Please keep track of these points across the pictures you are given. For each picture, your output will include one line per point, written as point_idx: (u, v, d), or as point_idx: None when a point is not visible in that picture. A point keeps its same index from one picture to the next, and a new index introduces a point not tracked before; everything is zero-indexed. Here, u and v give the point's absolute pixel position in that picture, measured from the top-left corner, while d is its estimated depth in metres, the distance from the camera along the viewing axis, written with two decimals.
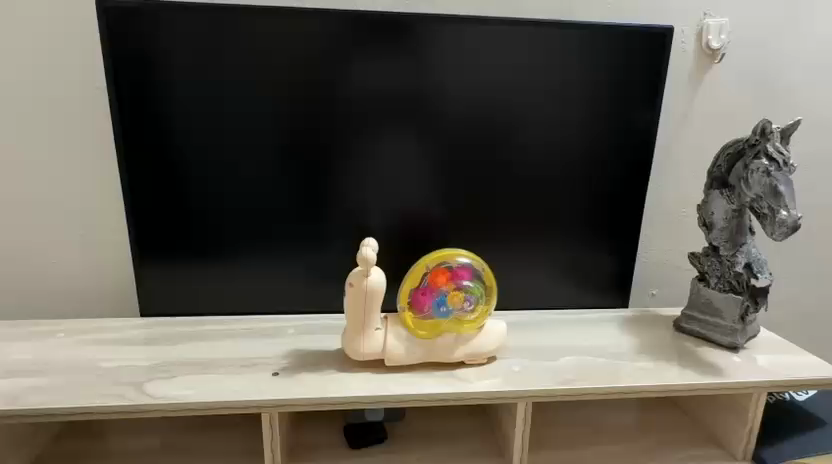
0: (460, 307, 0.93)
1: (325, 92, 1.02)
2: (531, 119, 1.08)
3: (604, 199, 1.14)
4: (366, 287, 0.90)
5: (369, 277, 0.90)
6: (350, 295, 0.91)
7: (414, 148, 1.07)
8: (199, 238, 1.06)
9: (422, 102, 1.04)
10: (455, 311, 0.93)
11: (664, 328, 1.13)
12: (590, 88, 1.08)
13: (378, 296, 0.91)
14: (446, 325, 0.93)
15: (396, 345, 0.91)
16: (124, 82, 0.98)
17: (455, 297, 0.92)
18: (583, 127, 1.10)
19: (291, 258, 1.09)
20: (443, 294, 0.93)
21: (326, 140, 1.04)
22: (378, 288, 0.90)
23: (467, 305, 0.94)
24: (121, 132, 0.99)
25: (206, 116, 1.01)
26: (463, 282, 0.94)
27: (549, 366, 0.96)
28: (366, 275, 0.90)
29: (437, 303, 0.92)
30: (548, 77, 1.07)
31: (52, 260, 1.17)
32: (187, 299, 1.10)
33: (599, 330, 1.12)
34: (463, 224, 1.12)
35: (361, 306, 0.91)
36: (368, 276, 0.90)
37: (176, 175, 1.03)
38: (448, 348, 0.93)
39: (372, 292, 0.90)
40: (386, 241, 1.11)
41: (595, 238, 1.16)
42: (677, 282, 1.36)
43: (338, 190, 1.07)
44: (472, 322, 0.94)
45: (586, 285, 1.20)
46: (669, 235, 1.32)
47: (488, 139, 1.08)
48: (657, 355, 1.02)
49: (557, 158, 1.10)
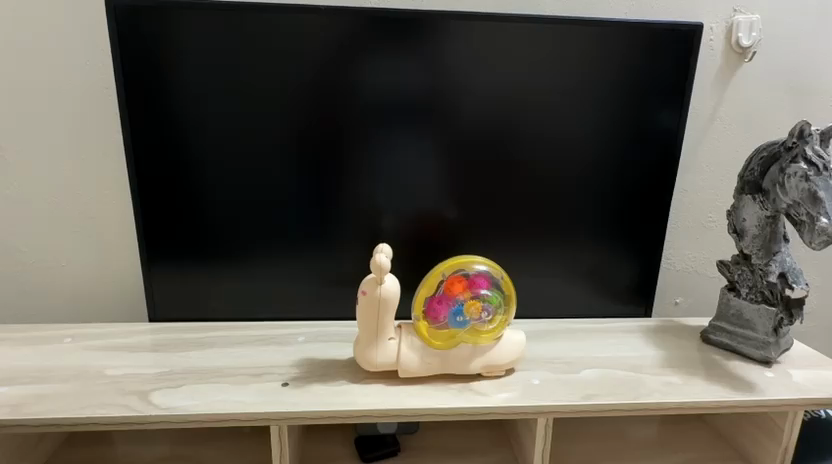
0: (477, 317, 0.89)
1: (337, 92, 0.99)
2: (550, 120, 1.04)
3: (626, 203, 1.09)
4: (379, 295, 0.86)
5: (382, 284, 0.86)
6: (362, 304, 0.87)
7: (429, 151, 1.03)
8: (207, 242, 1.04)
9: (437, 103, 1.01)
10: (472, 322, 0.89)
11: (690, 340, 1.07)
12: (612, 89, 1.04)
13: (391, 304, 0.87)
14: (463, 336, 0.90)
15: (410, 356, 0.88)
16: (132, 82, 0.95)
17: (472, 307, 0.88)
18: (606, 128, 1.05)
19: (302, 264, 1.06)
20: (460, 303, 0.89)
21: (337, 142, 1.01)
22: (392, 296, 0.87)
23: (485, 315, 0.89)
24: (128, 133, 0.97)
25: (216, 117, 0.98)
26: (481, 291, 0.90)
27: (569, 380, 0.91)
28: (379, 283, 0.86)
29: (453, 313, 0.89)
30: (569, 76, 1.02)
31: (61, 263, 1.16)
32: (196, 305, 1.07)
33: (621, 341, 1.07)
34: (479, 229, 1.08)
35: (374, 315, 0.87)
36: (382, 283, 0.86)
37: (184, 178, 1.00)
38: (464, 360, 0.89)
39: (385, 301, 0.86)
40: (399, 247, 1.07)
41: (617, 244, 1.12)
42: (702, 291, 1.30)
43: (350, 194, 1.04)
44: (490, 332, 0.90)
45: (608, 293, 1.15)
46: (694, 242, 1.27)
47: (505, 141, 1.04)
48: (683, 369, 0.97)
49: (577, 160, 1.06)
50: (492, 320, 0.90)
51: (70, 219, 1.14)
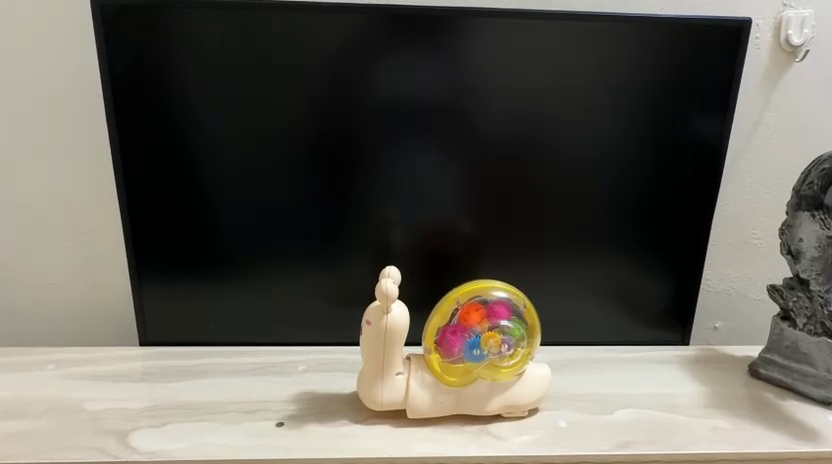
0: (496, 351, 0.79)
1: (342, 100, 0.90)
2: (579, 128, 0.93)
3: (664, 219, 0.98)
4: (386, 326, 0.77)
5: (389, 314, 0.77)
6: (367, 335, 0.78)
7: (446, 162, 0.94)
8: (202, 260, 0.96)
9: (455, 111, 0.92)
10: (490, 356, 0.79)
11: (736, 373, 0.96)
12: (649, 92, 0.93)
13: (400, 336, 0.77)
14: (480, 371, 0.79)
15: (420, 394, 0.78)
16: (121, 89, 0.88)
17: (491, 340, 0.78)
18: (641, 136, 0.94)
19: (303, 285, 0.97)
20: (477, 335, 0.79)
21: (343, 153, 0.92)
22: (400, 328, 0.77)
23: (505, 349, 0.79)
24: (118, 144, 0.90)
25: (211, 126, 0.90)
26: (501, 321, 0.79)
27: (600, 422, 0.81)
28: (386, 313, 0.77)
29: (469, 346, 0.78)
30: (600, 80, 0.92)
31: (51, 280, 1.10)
32: (188, 327, 0.99)
33: (658, 373, 0.96)
34: (499, 247, 0.97)
35: (380, 347, 0.77)
36: (389, 312, 0.77)
37: (177, 191, 0.92)
38: (481, 399, 0.79)
39: (392, 332, 0.77)
40: (409, 266, 0.98)
41: (653, 264, 1.00)
42: (745, 315, 1.18)
43: (356, 208, 0.95)
44: (510, 367, 0.80)
45: (641, 318, 1.03)
46: (736, 261, 1.15)
47: (528, 151, 0.94)
48: (729, 410, 0.86)
49: (608, 172, 0.95)
50: (513, 355, 0.80)
51: (62, 234, 1.08)
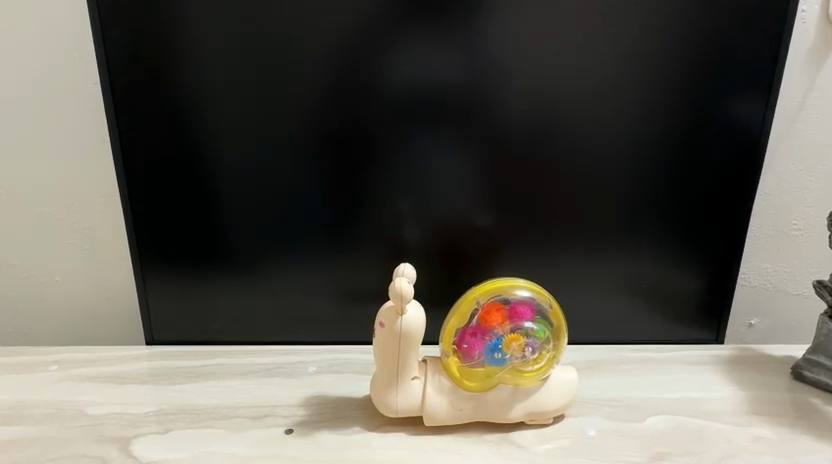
0: (520, 355, 0.73)
1: (352, 86, 0.84)
2: (608, 114, 0.86)
3: (700, 210, 0.91)
4: (400, 329, 0.72)
5: (403, 316, 0.71)
6: (379, 338, 0.73)
7: (465, 151, 0.87)
8: (206, 257, 0.91)
9: (475, 96, 0.85)
10: (512, 360, 0.73)
11: (776, 377, 0.89)
12: (686, 73, 0.85)
13: (415, 339, 0.72)
14: (503, 376, 0.74)
15: (437, 401, 0.73)
16: (118, 78, 0.83)
17: (514, 343, 0.73)
18: (676, 120, 0.87)
19: (312, 282, 0.93)
20: (498, 338, 0.73)
21: (353, 143, 0.87)
22: (416, 330, 0.72)
23: (529, 352, 0.74)
24: (117, 137, 0.85)
25: (214, 116, 0.85)
26: (524, 322, 0.74)
27: (631, 430, 0.76)
28: (400, 314, 0.72)
29: (490, 349, 0.73)
30: (631, 62, 0.85)
31: (55, 277, 1.07)
32: (194, 326, 0.95)
33: (691, 375, 0.89)
34: (521, 241, 0.91)
35: (393, 350, 0.72)
36: (402, 313, 0.71)
37: (179, 183, 0.88)
38: (503, 405, 0.74)
39: (406, 334, 0.72)
40: (424, 262, 0.92)
41: (687, 259, 0.93)
42: (782, 311, 1.10)
43: (368, 202, 0.89)
44: (535, 372, 0.75)
45: (673, 316, 0.96)
46: (774, 254, 1.07)
47: (554, 140, 0.87)
48: (771, 418, 0.80)
49: (639, 161, 0.88)
50: (538, 358, 0.74)
51: (65, 230, 1.05)
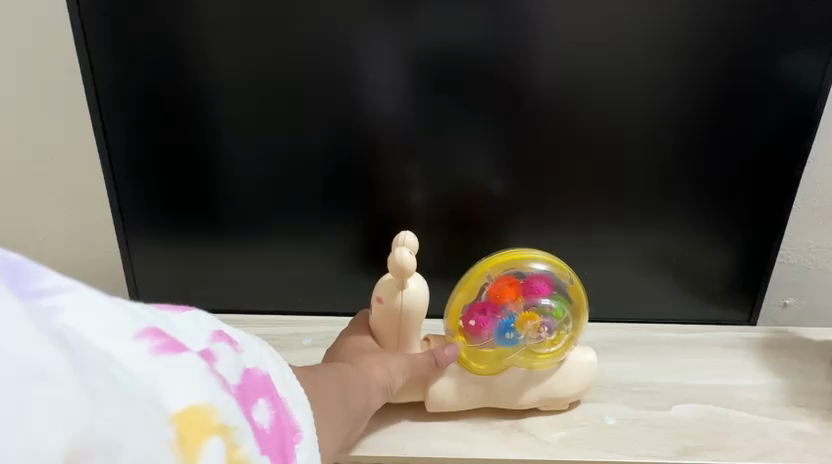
0: (534, 334, 0.66)
1: (352, 30, 0.74)
2: (645, 68, 0.75)
3: (742, 180, 0.80)
4: (401, 304, 0.67)
5: (404, 291, 0.66)
6: (380, 311, 0.68)
7: (481, 108, 0.77)
8: (193, 220, 0.84)
9: (493, 45, 0.75)
10: (526, 340, 0.67)
11: (817, 366, 0.81)
12: (740, 19, 0.73)
13: (418, 316, 0.68)
14: (513, 358, 0.68)
15: (446, 384, 0.68)
16: (90, 17, 0.74)
17: (528, 322, 0.66)
18: (724, 75, 0.76)
19: (307, 252, 0.85)
20: (511, 316, 0.66)
21: (353, 98, 0.77)
22: (419, 308, 0.67)
23: (544, 331, 0.67)
24: (92, 84, 0.77)
25: (196, 61, 0.76)
26: (540, 299, 0.66)
27: (654, 420, 0.70)
28: (402, 288, 0.66)
29: (501, 327, 0.66)
30: (679, 6, 0.73)
31: (39, 238, 1.01)
32: (181, 293, 0.89)
33: (722, 360, 0.82)
34: (538, 210, 0.82)
35: (394, 324, 0.69)
36: (404, 288, 0.66)
37: (161, 137, 0.79)
38: (514, 390, 0.68)
39: (408, 310, 0.67)
40: (430, 230, 0.84)
41: (724, 235, 0.83)
42: (822, 290, 1.01)
43: (369, 164, 0.80)
44: (550, 354, 0.68)
45: (703, 296, 0.87)
46: (817, 228, 0.97)
47: (583, 95, 0.77)
48: (811, 412, 0.73)
49: (677, 122, 0.78)
50: (554, 339, 0.68)
51: (46, 188, 0.99)
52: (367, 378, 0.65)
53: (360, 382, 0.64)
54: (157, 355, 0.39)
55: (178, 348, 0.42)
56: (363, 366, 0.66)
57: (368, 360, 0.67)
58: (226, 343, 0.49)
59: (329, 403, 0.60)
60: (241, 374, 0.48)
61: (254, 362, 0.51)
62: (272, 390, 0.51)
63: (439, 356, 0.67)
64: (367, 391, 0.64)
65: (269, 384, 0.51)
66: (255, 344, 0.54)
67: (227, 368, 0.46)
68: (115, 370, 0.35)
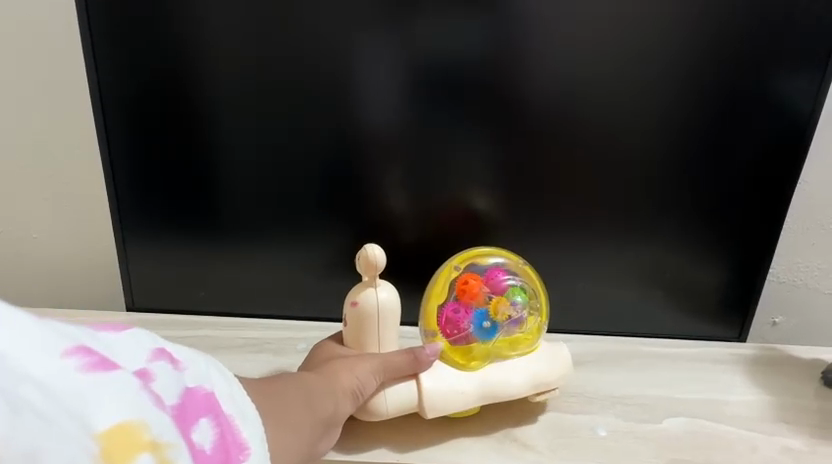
0: (506, 319, 0.71)
1: (355, 39, 0.75)
2: (640, 87, 0.77)
3: (735, 197, 0.82)
4: (372, 305, 0.68)
5: (375, 291, 0.68)
6: (352, 317, 0.69)
7: (480, 120, 0.78)
8: (191, 220, 0.84)
9: (493, 60, 0.76)
10: (500, 326, 0.71)
11: (804, 383, 0.83)
12: (734, 41, 0.76)
13: (380, 320, 0.69)
14: (492, 347, 0.71)
15: (438, 396, 0.68)
16: (98, 18, 0.75)
17: (497, 309, 0.70)
18: (717, 95, 0.78)
19: (304, 258, 0.86)
20: (481, 306, 0.71)
21: (355, 106, 0.78)
22: (382, 309, 0.69)
23: (514, 315, 0.71)
24: (96, 83, 0.77)
25: (199, 64, 0.76)
26: (502, 285, 0.71)
27: (645, 432, 0.71)
28: (369, 287, 0.69)
29: (474, 319, 0.70)
30: (675, 29, 0.75)
31: (34, 236, 1.01)
32: (175, 295, 0.88)
33: (712, 376, 0.83)
34: (535, 221, 0.83)
35: (366, 330, 0.70)
36: (375, 288, 0.69)
37: (162, 137, 0.80)
38: (504, 384, 0.70)
39: (381, 311, 0.69)
40: (427, 238, 0.85)
41: (716, 251, 0.84)
42: (811, 308, 1.02)
43: (368, 171, 0.81)
44: (525, 336, 0.72)
45: (695, 312, 0.88)
46: (807, 248, 0.99)
47: (581, 110, 0.78)
48: (798, 428, 0.74)
49: (671, 139, 0.79)
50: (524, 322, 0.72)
51: (44, 186, 0.99)
52: (334, 386, 0.65)
53: (325, 390, 0.64)
54: (82, 373, 0.41)
55: (107, 366, 0.44)
56: (330, 373, 0.66)
57: (336, 366, 0.67)
58: (165, 362, 0.51)
59: (292, 405, 0.61)
60: (178, 393, 0.49)
61: (199, 380, 0.52)
62: (215, 407, 0.51)
63: (419, 354, 0.69)
64: (334, 397, 0.64)
65: (213, 401, 0.52)
66: (204, 362, 0.55)
67: (164, 388, 0.48)
68: (21, 388, 0.37)
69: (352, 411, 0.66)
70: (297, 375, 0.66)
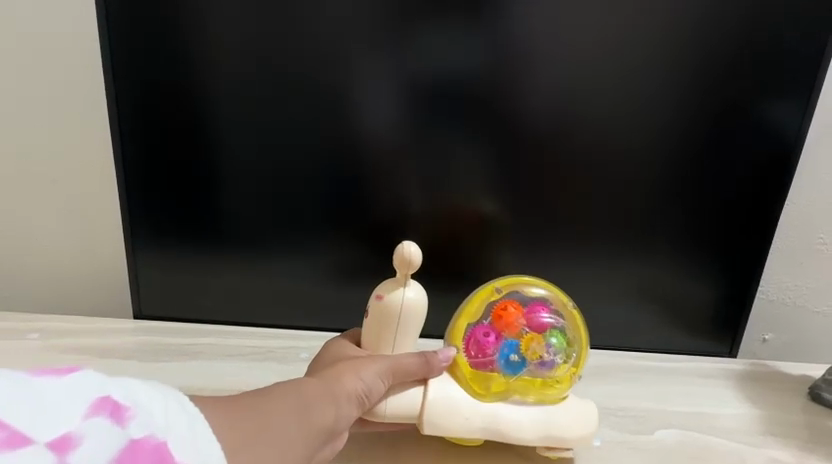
0: (537, 357, 0.69)
1: (361, 62, 0.79)
2: (631, 112, 0.81)
3: (724, 216, 0.85)
4: (399, 306, 0.69)
5: (404, 292, 0.69)
6: (377, 314, 0.70)
7: (480, 139, 0.82)
8: (199, 230, 0.86)
9: (491, 83, 0.80)
10: (527, 362, 0.69)
11: (790, 398, 0.85)
12: (721, 69, 0.80)
13: (404, 321, 0.70)
14: (514, 383, 0.70)
15: (440, 410, 0.68)
16: (119, 39, 0.79)
17: (530, 344, 0.69)
18: (705, 119, 0.81)
19: (307, 270, 0.88)
20: (514, 337, 0.70)
21: (359, 124, 0.82)
22: (407, 309, 0.69)
23: (546, 356, 0.70)
24: (114, 99, 0.81)
25: (213, 83, 0.80)
26: (542, 323, 0.71)
27: (635, 443, 0.73)
28: (399, 286, 0.70)
29: (504, 347, 0.70)
30: (663, 57, 0.80)
31: (44, 245, 1.04)
32: (181, 305, 0.91)
33: (701, 390, 0.85)
34: (531, 237, 0.86)
35: (387, 330, 0.70)
36: (404, 290, 0.69)
37: (174, 151, 0.83)
38: (512, 426, 0.69)
39: (406, 313, 0.69)
40: (428, 252, 0.88)
41: (707, 268, 0.87)
42: (800, 326, 1.05)
43: (371, 186, 0.84)
44: (554, 383, 0.70)
45: (687, 329, 0.91)
46: (796, 267, 1.02)
47: (575, 132, 0.82)
48: (784, 441, 0.76)
49: (661, 160, 0.83)
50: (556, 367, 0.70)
51: (55, 196, 1.02)
52: (340, 389, 0.63)
53: (328, 393, 0.62)
54: None
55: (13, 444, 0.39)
56: (334, 376, 0.65)
57: (341, 368, 0.66)
58: (104, 416, 0.44)
59: (283, 428, 0.56)
60: (116, 452, 0.42)
61: (148, 430, 0.44)
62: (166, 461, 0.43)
63: (431, 357, 0.69)
64: (339, 399, 0.63)
65: (163, 453, 0.43)
66: (163, 403, 0.48)
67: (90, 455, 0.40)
68: None
69: (356, 413, 0.65)
70: (297, 379, 0.63)
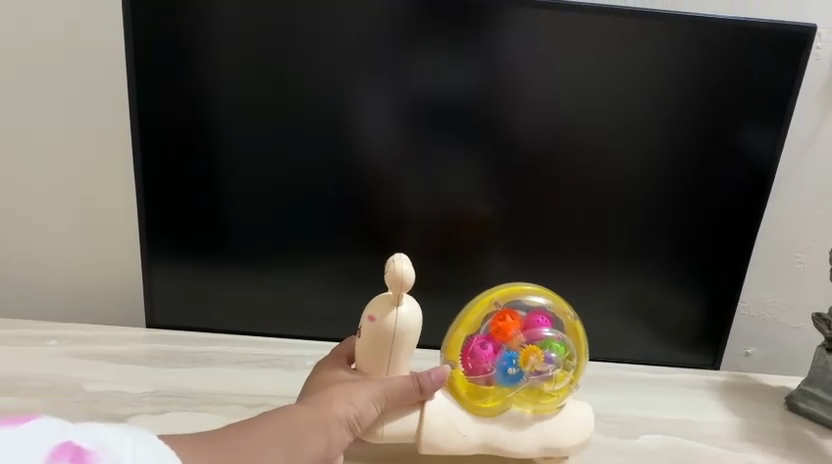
0: (536, 369, 0.71)
1: (368, 90, 0.85)
2: (618, 137, 0.88)
3: (705, 234, 0.91)
4: (392, 323, 0.68)
5: (397, 308, 0.68)
6: (370, 331, 0.69)
7: (478, 161, 0.88)
8: (210, 242, 0.91)
9: (488, 109, 0.86)
10: (526, 374, 0.71)
11: (768, 408, 0.90)
12: (700, 100, 0.87)
13: (398, 337, 0.69)
14: (512, 396, 0.72)
15: (441, 427, 0.71)
16: (141, 62, 0.83)
17: (530, 357, 0.70)
18: (687, 145, 0.88)
19: (313, 282, 0.93)
20: (514, 349, 0.71)
21: (366, 146, 0.87)
22: (401, 326, 0.68)
23: (545, 368, 0.71)
24: (135, 117, 0.85)
25: (229, 106, 0.85)
26: (541, 335, 0.71)
27: (620, 447, 0.78)
28: (392, 302, 0.68)
29: (502, 360, 0.70)
30: (647, 88, 0.86)
31: (62, 256, 1.10)
32: (192, 314, 0.96)
33: (685, 399, 0.90)
34: (525, 253, 0.92)
35: (383, 347, 0.69)
36: (398, 306, 0.68)
37: (190, 168, 0.88)
38: (512, 438, 0.72)
39: (399, 330, 0.68)
40: (427, 266, 0.93)
41: (689, 284, 0.93)
42: (780, 340, 1.10)
43: (375, 204, 0.90)
44: (551, 394, 0.72)
45: (672, 341, 0.96)
46: (774, 284, 1.08)
47: (565, 156, 0.88)
48: (760, 447, 0.81)
49: (646, 183, 0.89)
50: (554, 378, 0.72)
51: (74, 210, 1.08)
52: (329, 415, 0.66)
53: (318, 420, 0.65)
54: None
55: None
56: (325, 402, 0.67)
57: (332, 393, 0.68)
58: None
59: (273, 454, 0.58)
60: None
61: None
62: None
63: (422, 380, 0.70)
64: (329, 426, 0.65)
65: None
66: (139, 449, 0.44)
67: None
68: None
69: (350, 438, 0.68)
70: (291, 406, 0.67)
